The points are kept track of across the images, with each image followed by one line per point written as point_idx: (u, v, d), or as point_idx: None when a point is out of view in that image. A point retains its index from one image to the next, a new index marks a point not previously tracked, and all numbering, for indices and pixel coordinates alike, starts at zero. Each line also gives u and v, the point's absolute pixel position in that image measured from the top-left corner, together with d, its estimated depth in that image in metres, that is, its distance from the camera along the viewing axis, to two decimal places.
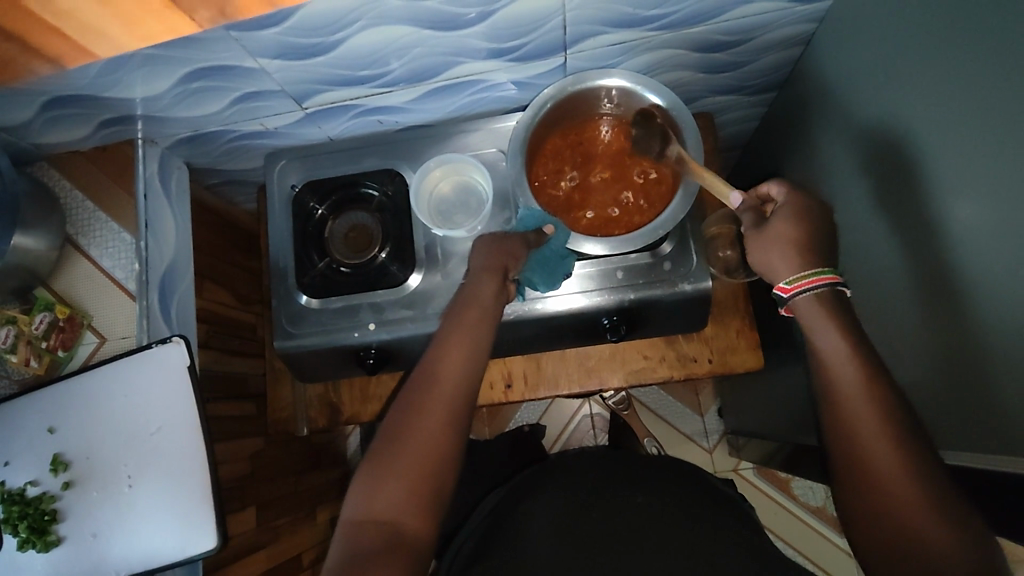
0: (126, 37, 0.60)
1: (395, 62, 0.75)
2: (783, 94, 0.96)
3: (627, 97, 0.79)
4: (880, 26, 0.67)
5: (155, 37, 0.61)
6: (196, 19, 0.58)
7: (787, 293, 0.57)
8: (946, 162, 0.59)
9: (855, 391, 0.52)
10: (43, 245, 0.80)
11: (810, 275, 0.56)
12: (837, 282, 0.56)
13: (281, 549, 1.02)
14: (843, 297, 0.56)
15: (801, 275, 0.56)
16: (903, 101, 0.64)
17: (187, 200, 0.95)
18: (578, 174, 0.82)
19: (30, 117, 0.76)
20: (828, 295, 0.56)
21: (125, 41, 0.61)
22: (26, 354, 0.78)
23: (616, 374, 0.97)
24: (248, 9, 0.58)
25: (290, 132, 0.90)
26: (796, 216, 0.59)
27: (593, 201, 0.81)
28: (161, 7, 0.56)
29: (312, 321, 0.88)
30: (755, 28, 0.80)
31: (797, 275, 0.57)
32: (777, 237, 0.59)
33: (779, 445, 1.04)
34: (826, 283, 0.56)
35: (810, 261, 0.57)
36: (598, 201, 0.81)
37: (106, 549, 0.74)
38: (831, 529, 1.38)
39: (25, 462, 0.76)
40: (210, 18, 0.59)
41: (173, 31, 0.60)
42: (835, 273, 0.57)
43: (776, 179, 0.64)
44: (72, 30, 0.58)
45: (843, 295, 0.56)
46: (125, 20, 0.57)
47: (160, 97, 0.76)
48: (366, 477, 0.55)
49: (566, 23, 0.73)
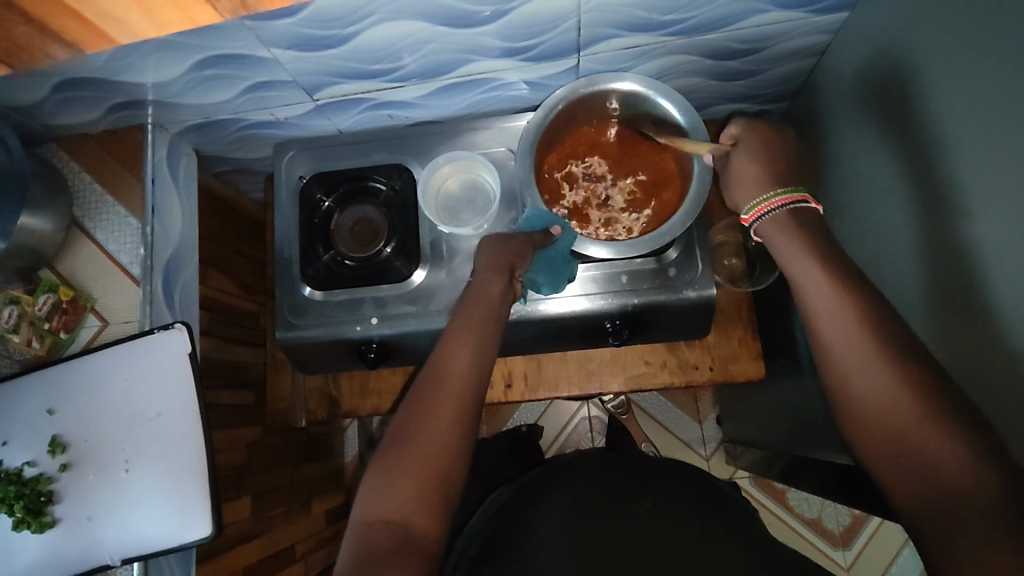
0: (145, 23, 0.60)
1: (407, 57, 0.75)
2: (795, 103, 0.96)
3: (639, 101, 0.79)
4: (895, 40, 0.66)
5: (174, 25, 0.58)
6: (218, 10, 0.56)
7: (748, 221, 0.59)
8: (959, 180, 0.58)
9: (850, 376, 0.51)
10: (49, 226, 0.80)
11: (759, 203, 0.57)
12: (790, 202, 0.56)
13: (276, 538, 1.02)
14: (801, 215, 0.56)
15: (753, 204, 0.58)
16: (915, 116, 0.64)
17: (194, 186, 0.95)
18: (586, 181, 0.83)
19: (41, 97, 0.76)
20: (784, 216, 0.56)
21: (144, 28, 0.58)
22: (29, 334, 0.79)
23: (617, 378, 0.97)
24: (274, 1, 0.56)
25: (300, 124, 0.90)
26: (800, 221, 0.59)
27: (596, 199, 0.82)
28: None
29: (314, 312, 0.87)
30: (769, 38, 0.80)
31: (751, 204, 0.58)
32: None
33: (778, 456, 1.03)
34: (777, 205, 0.56)
35: None
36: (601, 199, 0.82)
37: (102, 534, 0.74)
38: (825, 542, 1.38)
39: (23, 442, 0.76)
40: (231, 9, 0.57)
41: (191, 18, 0.57)
42: (786, 195, 0.57)
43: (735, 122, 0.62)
44: (91, 13, 0.56)
45: (801, 213, 0.56)
46: (143, 6, 0.55)
47: (171, 83, 0.76)
48: (376, 477, 0.56)
49: (580, 25, 0.72)
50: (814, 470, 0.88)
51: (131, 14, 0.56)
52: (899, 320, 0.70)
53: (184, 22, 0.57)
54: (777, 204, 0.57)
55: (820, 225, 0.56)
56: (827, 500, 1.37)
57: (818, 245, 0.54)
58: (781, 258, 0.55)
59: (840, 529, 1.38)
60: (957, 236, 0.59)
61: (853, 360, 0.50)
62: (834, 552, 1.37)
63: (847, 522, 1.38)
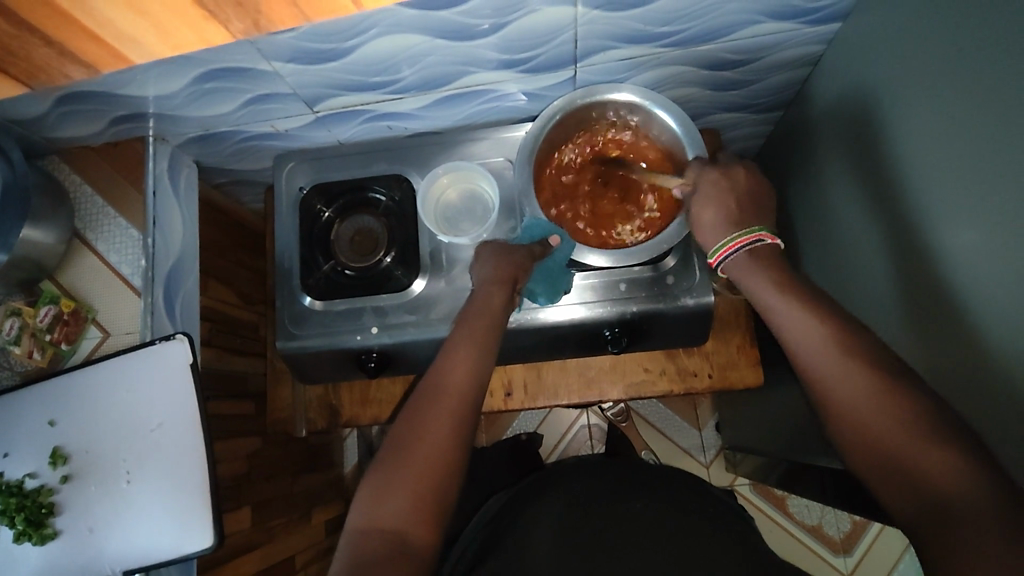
0: (159, 45, 0.61)
1: (407, 70, 0.76)
2: (789, 112, 0.97)
3: (636, 112, 0.80)
4: (886, 50, 0.68)
5: (188, 46, 0.62)
6: (229, 29, 0.60)
7: (715, 261, 0.62)
8: (952, 187, 0.59)
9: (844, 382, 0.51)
10: (50, 238, 0.80)
11: (722, 245, 0.61)
12: (754, 241, 0.60)
13: (275, 549, 1.02)
14: (764, 250, 0.60)
15: (719, 245, 0.61)
16: (907, 125, 0.65)
17: (195, 197, 0.95)
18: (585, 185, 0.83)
19: (43, 111, 0.77)
20: (751, 256, 0.60)
21: (161, 48, 0.62)
22: (30, 346, 0.78)
23: (616, 386, 0.98)
24: (281, 23, 0.60)
25: (300, 135, 0.91)
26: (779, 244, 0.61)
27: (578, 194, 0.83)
28: (198, 19, 0.58)
29: (314, 322, 0.88)
30: (764, 48, 0.81)
31: (717, 245, 0.62)
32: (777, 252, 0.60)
33: (777, 463, 1.03)
34: (742, 245, 0.60)
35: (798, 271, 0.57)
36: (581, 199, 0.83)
37: (102, 545, 0.74)
38: (826, 549, 1.38)
39: (24, 454, 0.76)
40: (243, 29, 0.61)
41: (204, 39, 0.61)
42: (752, 234, 0.60)
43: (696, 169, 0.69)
44: (110, 36, 0.59)
45: (765, 249, 0.60)
46: (161, 29, 0.58)
47: (173, 96, 0.76)
48: (374, 484, 0.56)
49: (577, 37, 0.73)
50: (812, 476, 0.89)
51: (148, 35, 0.59)
52: (892, 326, 0.71)
53: (198, 43, 0.61)
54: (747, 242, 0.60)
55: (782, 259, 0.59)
56: (827, 507, 1.37)
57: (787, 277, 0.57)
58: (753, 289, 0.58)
59: (841, 536, 1.38)
60: (949, 243, 0.60)
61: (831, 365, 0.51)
62: (834, 558, 1.37)
63: (847, 528, 1.38)
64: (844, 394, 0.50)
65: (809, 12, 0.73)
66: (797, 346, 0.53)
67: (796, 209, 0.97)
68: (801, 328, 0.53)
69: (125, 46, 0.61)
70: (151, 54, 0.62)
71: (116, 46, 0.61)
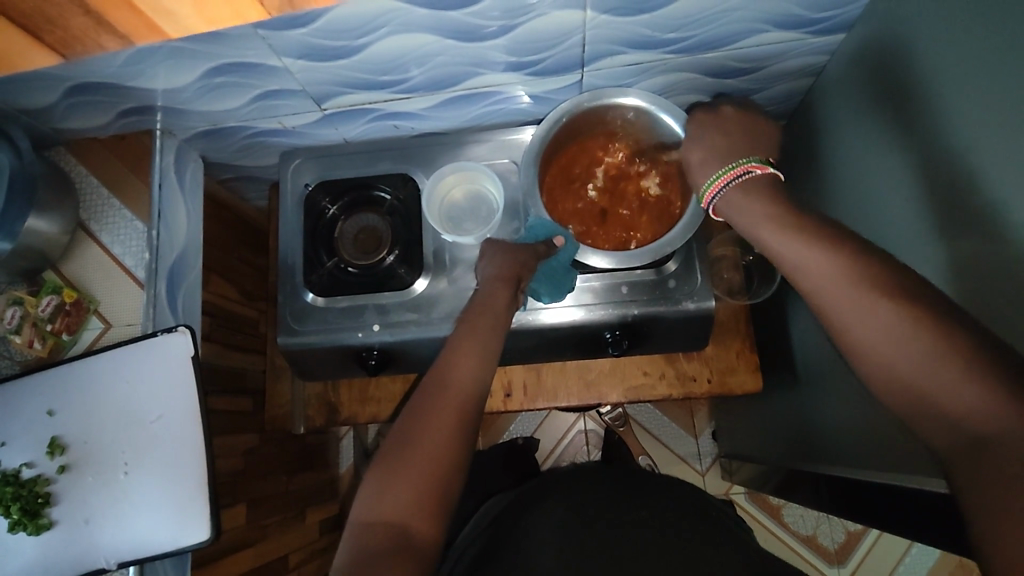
0: (195, 19, 0.56)
1: (415, 70, 0.76)
2: (792, 122, 0.98)
3: (642, 117, 0.80)
4: (889, 61, 0.69)
5: (223, 21, 0.57)
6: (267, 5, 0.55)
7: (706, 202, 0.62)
8: (955, 198, 0.60)
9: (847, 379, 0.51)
10: (55, 228, 0.80)
11: (709, 183, 0.61)
12: (740, 176, 0.60)
13: (269, 548, 1.01)
14: (750, 184, 0.59)
15: (708, 181, 0.62)
16: (910, 134, 0.66)
17: (200, 192, 0.96)
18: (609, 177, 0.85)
19: (53, 101, 0.78)
20: (735, 189, 0.59)
21: (195, 23, 0.57)
22: (30, 336, 0.78)
23: (616, 389, 0.98)
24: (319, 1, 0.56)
25: (308, 132, 0.91)
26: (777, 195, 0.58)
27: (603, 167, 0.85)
28: None
29: (316, 318, 0.88)
30: (768, 58, 0.82)
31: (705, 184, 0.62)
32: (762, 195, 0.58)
33: (773, 470, 1.04)
34: (723, 185, 0.60)
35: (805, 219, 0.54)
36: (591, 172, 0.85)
37: (97, 536, 0.74)
38: (820, 560, 1.38)
39: (21, 444, 0.76)
40: (278, 7, 0.56)
41: (240, 15, 0.56)
42: (740, 168, 0.60)
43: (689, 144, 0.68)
44: (147, 7, 0.54)
45: (751, 182, 0.59)
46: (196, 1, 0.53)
47: (183, 89, 0.77)
48: (375, 477, 0.56)
49: (585, 41, 0.74)
50: (807, 482, 0.89)
51: (184, 9, 0.54)
52: None
53: (233, 19, 0.56)
54: (749, 170, 0.59)
55: (769, 189, 0.58)
56: (822, 516, 1.38)
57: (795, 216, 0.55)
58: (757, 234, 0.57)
59: (835, 547, 1.38)
60: (952, 250, 0.60)
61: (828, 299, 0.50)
62: (828, 569, 1.37)
63: (841, 539, 1.38)
64: None
65: (814, 23, 0.74)
66: (827, 301, 0.50)
67: None
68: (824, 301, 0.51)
69: (160, 18, 0.56)
70: (187, 30, 0.58)
71: (152, 19, 0.56)
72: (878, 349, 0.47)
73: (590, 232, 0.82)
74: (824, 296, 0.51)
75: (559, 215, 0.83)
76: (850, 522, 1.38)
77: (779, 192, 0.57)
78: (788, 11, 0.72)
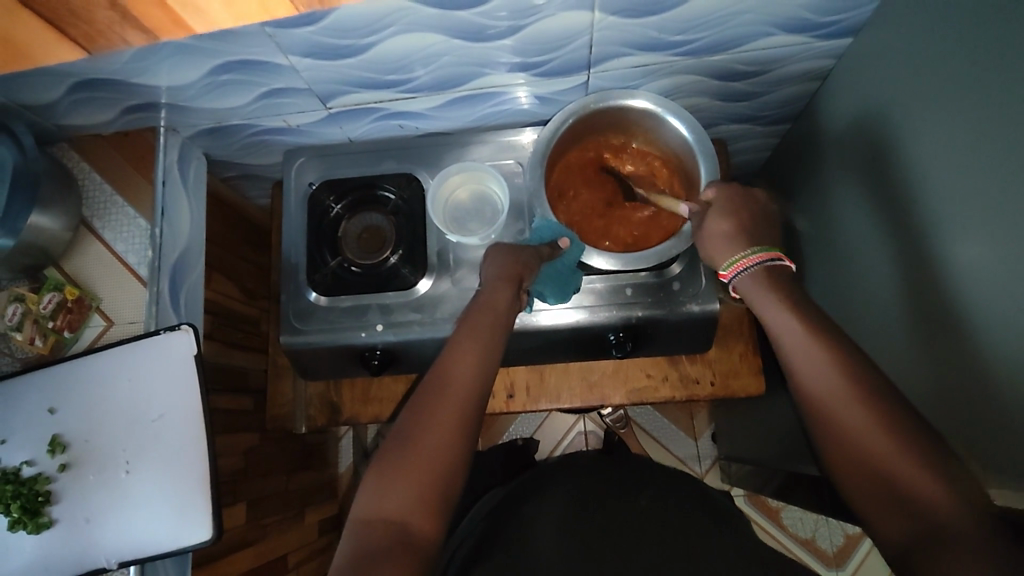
0: (223, 15, 0.56)
1: (421, 70, 0.76)
2: (797, 125, 0.98)
3: (648, 119, 0.80)
4: (898, 63, 0.69)
5: (248, 16, 0.57)
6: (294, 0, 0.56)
7: (726, 277, 0.63)
8: (962, 203, 0.59)
9: (838, 390, 0.52)
10: (58, 225, 0.80)
11: (737, 259, 0.62)
12: (767, 260, 0.61)
13: (269, 547, 1.01)
14: (773, 271, 0.61)
15: (733, 260, 0.62)
16: (914, 141, 0.67)
17: (203, 189, 0.95)
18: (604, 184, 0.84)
19: (58, 97, 0.78)
20: (760, 274, 0.61)
21: (221, 17, 0.57)
22: (32, 333, 0.78)
23: (619, 391, 0.98)
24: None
25: (311, 131, 0.91)
26: (766, 283, 0.60)
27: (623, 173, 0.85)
28: None
29: (318, 318, 0.88)
30: (774, 61, 0.82)
31: (729, 261, 0.63)
32: (757, 285, 0.60)
33: (773, 473, 1.04)
34: (756, 262, 0.61)
35: (785, 300, 0.58)
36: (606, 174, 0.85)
37: (98, 536, 0.73)
38: (820, 564, 1.38)
39: (22, 441, 0.75)
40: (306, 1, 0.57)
41: (267, 10, 0.56)
42: (766, 253, 0.62)
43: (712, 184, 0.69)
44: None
45: (773, 270, 0.61)
46: None
47: (188, 87, 0.77)
48: (376, 478, 0.56)
49: (592, 42, 0.74)
50: (808, 485, 0.89)
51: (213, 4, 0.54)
52: (898, 338, 0.72)
53: (260, 14, 0.57)
54: (757, 259, 0.61)
55: (790, 279, 0.60)
56: (820, 519, 1.38)
57: (795, 298, 0.58)
58: (764, 310, 0.59)
59: (834, 549, 1.38)
60: (954, 256, 0.61)
61: (819, 382, 0.53)
62: (827, 572, 1.37)
63: (840, 543, 1.38)
64: (851, 413, 0.51)
65: (820, 26, 0.74)
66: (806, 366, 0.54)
67: (801, 223, 0.98)
68: (803, 355, 0.54)
69: (186, 12, 0.56)
70: (215, 25, 0.58)
71: (178, 12, 0.56)
72: (870, 437, 0.50)
73: (588, 229, 0.82)
74: (801, 361, 0.54)
75: (561, 205, 0.83)
76: (849, 525, 1.38)
77: (780, 274, 0.61)
78: (795, 15, 0.72)
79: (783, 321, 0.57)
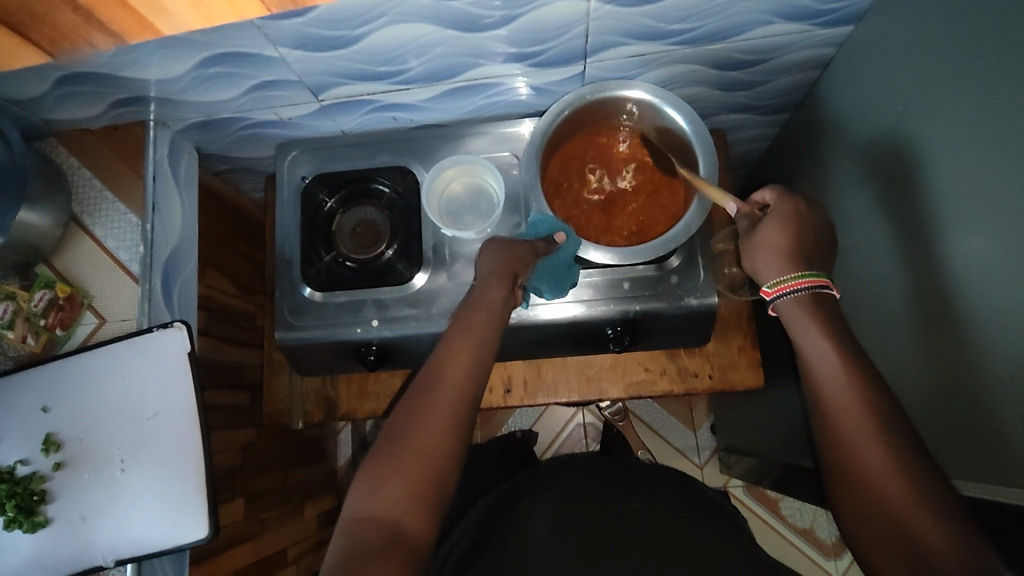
0: (191, 17, 0.57)
1: (414, 61, 0.75)
2: (796, 114, 0.97)
3: (646, 109, 0.79)
4: (900, 52, 0.67)
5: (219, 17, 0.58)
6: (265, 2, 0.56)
7: (770, 295, 0.60)
8: (963, 195, 0.58)
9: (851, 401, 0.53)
10: (47, 221, 0.79)
11: (791, 279, 0.59)
12: (817, 285, 0.59)
13: (268, 542, 1.01)
14: (823, 298, 0.59)
15: (783, 279, 0.60)
16: (916, 132, 0.65)
17: (195, 184, 0.94)
18: (601, 175, 0.83)
19: (43, 92, 0.76)
20: (806, 298, 0.59)
21: (192, 20, 0.57)
22: (24, 331, 0.77)
23: (617, 384, 0.97)
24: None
25: (304, 124, 0.89)
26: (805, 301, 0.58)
27: (627, 170, 0.83)
28: None
29: (314, 314, 0.87)
30: (774, 49, 0.80)
31: (777, 280, 0.60)
32: (792, 297, 0.59)
33: (772, 466, 1.04)
34: (805, 286, 0.59)
35: (814, 314, 0.58)
36: (610, 169, 0.83)
37: (94, 535, 0.73)
38: (819, 553, 1.38)
39: (13, 441, 0.75)
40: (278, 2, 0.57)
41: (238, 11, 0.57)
42: (816, 278, 0.59)
43: (769, 187, 0.66)
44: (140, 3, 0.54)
45: (823, 297, 0.59)
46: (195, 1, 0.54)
47: (177, 80, 0.75)
48: (367, 477, 0.55)
49: (589, 32, 0.73)
50: (806, 478, 0.89)
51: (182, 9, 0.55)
52: (897, 331, 0.71)
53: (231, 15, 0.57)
54: (799, 285, 0.59)
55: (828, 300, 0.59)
56: (818, 509, 1.38)
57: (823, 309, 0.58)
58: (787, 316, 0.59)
59: (832, 539, 1.38)
60: (956, 249, 0.60)
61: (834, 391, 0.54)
62: (826, 562, 1.38)
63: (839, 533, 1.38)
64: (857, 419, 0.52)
65: (821, 14, 0.73)
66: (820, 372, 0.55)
67: None
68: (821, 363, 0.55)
69: (155, 16, 0.56)
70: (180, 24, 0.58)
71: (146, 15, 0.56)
72: (870, 449, 0.52)
73: (588, 223, 0.81)
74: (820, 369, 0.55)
75: (560, 202, 0.82)
76: None
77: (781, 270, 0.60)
78: (795, 2, 0.70)
79: (801, 328, 0.58)
